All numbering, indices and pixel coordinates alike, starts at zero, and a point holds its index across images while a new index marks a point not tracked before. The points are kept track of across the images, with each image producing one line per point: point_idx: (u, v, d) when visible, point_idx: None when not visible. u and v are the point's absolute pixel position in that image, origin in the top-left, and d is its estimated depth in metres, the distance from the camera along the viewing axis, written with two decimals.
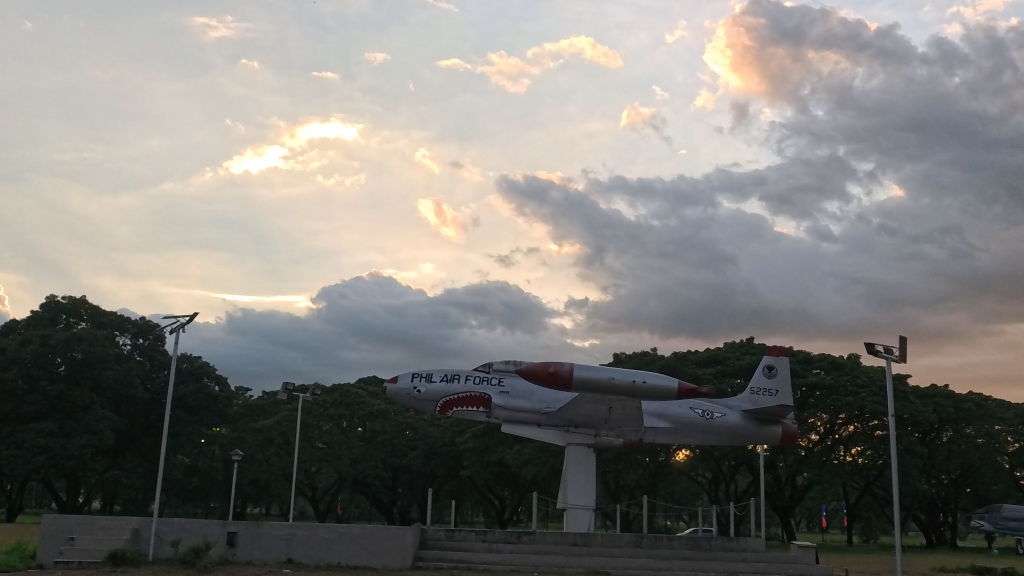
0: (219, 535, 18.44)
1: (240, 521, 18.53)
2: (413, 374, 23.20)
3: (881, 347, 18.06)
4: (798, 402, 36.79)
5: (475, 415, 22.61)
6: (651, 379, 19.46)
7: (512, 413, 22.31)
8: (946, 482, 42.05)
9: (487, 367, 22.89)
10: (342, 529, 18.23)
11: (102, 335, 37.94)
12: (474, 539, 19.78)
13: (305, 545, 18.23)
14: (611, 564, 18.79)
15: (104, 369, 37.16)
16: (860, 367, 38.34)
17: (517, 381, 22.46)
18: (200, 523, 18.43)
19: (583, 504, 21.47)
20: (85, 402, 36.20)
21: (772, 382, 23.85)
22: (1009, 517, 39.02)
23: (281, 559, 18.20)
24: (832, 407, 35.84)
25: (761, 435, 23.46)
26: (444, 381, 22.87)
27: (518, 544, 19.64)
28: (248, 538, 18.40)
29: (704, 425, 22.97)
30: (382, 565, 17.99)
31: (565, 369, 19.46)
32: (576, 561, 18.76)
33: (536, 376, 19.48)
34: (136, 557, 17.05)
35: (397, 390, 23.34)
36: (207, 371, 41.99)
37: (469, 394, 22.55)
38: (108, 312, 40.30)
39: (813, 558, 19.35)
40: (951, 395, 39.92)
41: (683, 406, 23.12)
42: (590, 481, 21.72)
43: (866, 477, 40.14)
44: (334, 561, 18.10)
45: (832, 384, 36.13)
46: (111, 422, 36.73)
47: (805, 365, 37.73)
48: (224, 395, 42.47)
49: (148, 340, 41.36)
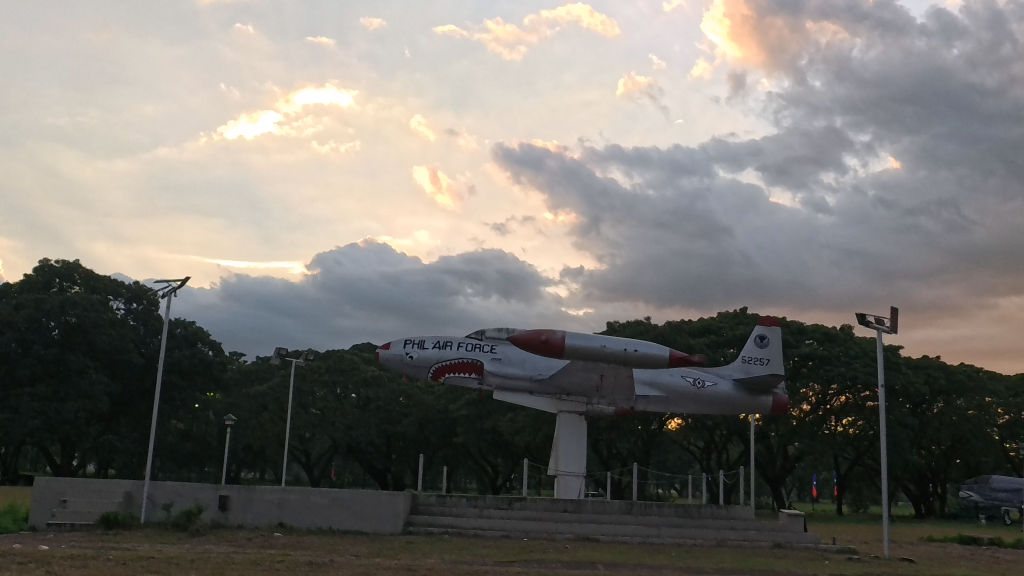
0: (211, 499, 18.54)
1: (232, 485, 18.61)
2: (406, 340, 23.29)
3: (873, 318, 18.15)
4: (790, 372, 36.58)
5: (468, 381, 22.66)
6: (643, 348, 19.51)
7: (505, 380, 22.35)
8: (936, 453, 42.39)
9: (480, 334, 22.91)
10: (334, 494, 18.33)
11: (97, 300, 37.89)
12: (465, 505, 19.90)
13: (296, 510, 18.34)
14: (601, 530, 18.91)
15: (98, 333, 37.16)
16: (853, 338, 38.45)
17: (509, 349, 22.52)
18: (192, 487, 18.51)
19: (575, 471, 21.61)
20: (79, 366, 36.23)
21: (764, 351, 24.01)
22: (998, 489, 39.33)
23: (272, 523, 18.28)
24: (825, 377, 35.95)
25: (753, 405, 23.56)
26: (437, 348, 22.93)
27: (509, 510, 19.78)
28: (240, 502, 18.48)
29: (695, 394, 23.09)
30: (373, 530, 18.11)
31: (557, 337, 19.38)
32: (566, 527, 18.86)
33: (529, 344, 19.36)
34: (128, 521, 17.16)
35: (390, 357, 23.40)
36: (201, 337, 42.05)
37: (461, 361, 22.61)
38: (102, 277, 40.25)
39: (801, 527, 19.57)
40: (943, 366, 40.14)
41: (675, 374, 23.21)
42: (581, 448, 21.85)
43: (858, 448, 40.40)
44: (325, 526, 18.20)
45: (825, 355, 36.20)
46: (105, 386, 36.79)
47: (798, 336, 37.75)
48: (218, 361, 42.50)
49: (142, 305, 41.34)
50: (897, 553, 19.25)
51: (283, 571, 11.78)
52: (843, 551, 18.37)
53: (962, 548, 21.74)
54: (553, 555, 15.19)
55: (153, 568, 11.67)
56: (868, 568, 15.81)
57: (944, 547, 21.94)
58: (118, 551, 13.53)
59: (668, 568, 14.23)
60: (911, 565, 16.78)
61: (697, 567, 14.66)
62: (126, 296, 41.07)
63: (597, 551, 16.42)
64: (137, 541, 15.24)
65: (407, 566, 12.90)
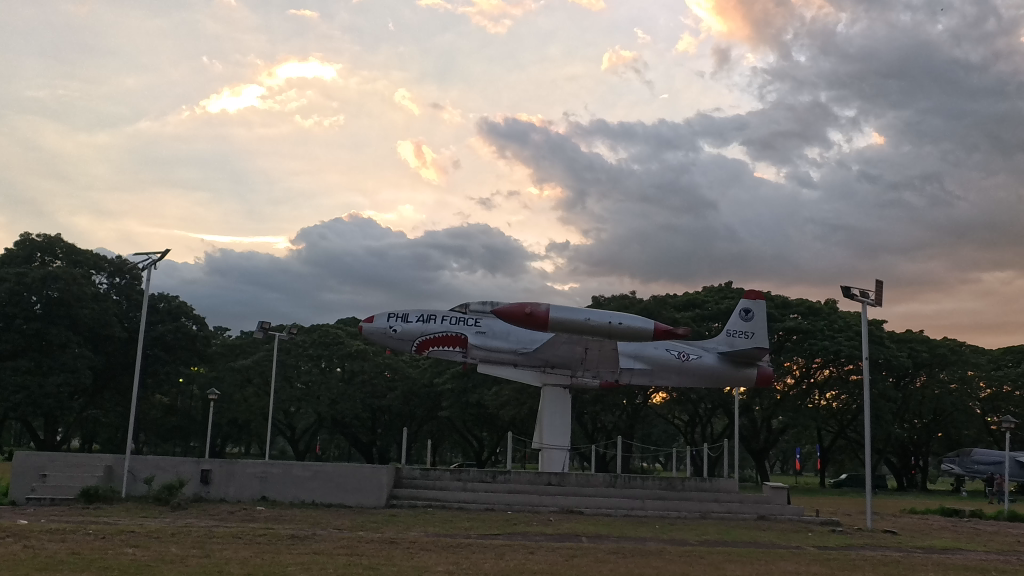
0: (193, 473, 18.39)
1: (213, 459, 18.46)
2: (389, 313, 23.10)
3: (858, 291, 18.12)
4: (774, 346, 36.81)
5: (452, 355, 22.53)
6: (627, 321, 19.39)
7: (489, 353, 22.25)
8: (918, 426, 42.20)
9: (464, 308, 22.79)
10: (317, 467, 18.24)
11: (79, 274, 37.56)
12: (448, 478, 19.86)
13: (279, 483, 18.24)
14: (585, 503, 18.87)
15: (80, 307, 36.85)
16: (837, 312, 38.50)
17: (493, 322, 22.41)
18: (174, 461, 18.38)
19: (559, 444, 21.61)
20: (62, 340, 35.98)
21: (748, 324, 23.99)
22: (978, 461, 39.55)
23: (255, 497, 18.20)
24: (809, 351, 36.04)
25: (737, 377, 23.53)
26: (421, 321, 22.81)
27: (492, 483, 19.80)
28: (222, 476, 18.33)
29: (680, 366, 23.07)
30: (357, 503, 18.04)
31: (542, 310, 19.22)
32: (550, 500, 18.84)
33: (512, 317, 19.19)
34: (109, 495, 17.02)
35: (374, 330, 23.27)
36: (185, 311, 41.63)
37: (445, 334, 22.48)
38: (84, 251, 39.88)
39: (785, 499, 19.71)
40: (926, 340, 40.37)
41: (660, 347, 23.16)
42: (566, 421, 21.81)
43: (841, 421, 40.54)
44: (308, 500, 18.13)
45: (809, 329, 36.26)
46: (89, 360, 36.57)
47: (782, 310, 37.77)
48: (202, 335, 42.19)
49: (124, 280, 41.04)
50: (881, 525, 19.28)
51: (265, 545, 11.69)
52: (827, 523, 18.39)
53: (944, 520, 21.78)
54: (536, 528, 15.13)
55: (133, 542, 11.53)
56: (851, 540, 15.79)
57: (926, 519, 22.08)
58: (98, 526, 13.36)
59: (652, 540, 14.20)
60: (894, 536, 16.78)
61: (681, 539, 14.61)
62: (108, 271, 40.78)
63: (581, 524, 16.38)
64: (118, 514, 15.11)
65: (390, 539, 12.81)
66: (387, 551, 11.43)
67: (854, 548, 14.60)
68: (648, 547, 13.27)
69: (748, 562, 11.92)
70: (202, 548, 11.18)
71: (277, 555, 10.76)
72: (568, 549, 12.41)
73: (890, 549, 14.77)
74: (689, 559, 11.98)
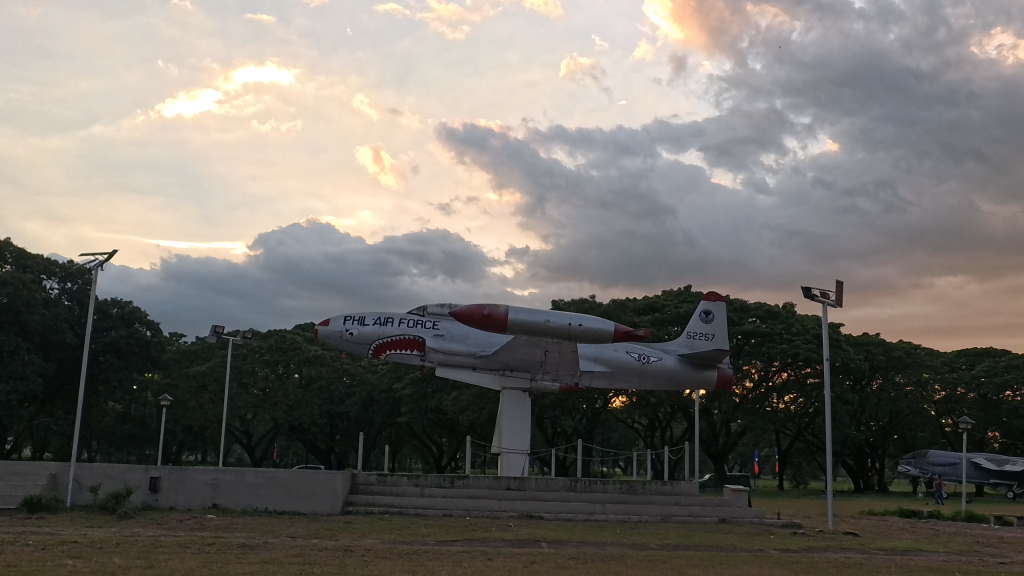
0: (141, 480, 17.84)
1: (163, 466, 17.94)
2: (345, 316, 22.66)
3: (819, 291, 18.05)
4: (733, 349, 36.85)
5: (409, 358, 22.17)
6: (588, 322, 19.11)
7: (447, 356, 21.91)
8: (874, 429, 42.24)
9: (421, 310, 22.45)
10: (270, 474, 17.76)
11: (30, 278, 36.62)
12: (405, 484, 19.47)
13: (231, 490, 17.77)
14: (544, 508, 18.58)
15: (29, 313, 35.91)
16: (795, 316, 38.59)
17: (451, 324, 22.07)
18: (120, 469, 17.82)
19: (518, 448, 21.31)
20: (11, 347, 35.06)
21: (709, 326, 23.84)
22: (934, 463, 39.75)
23: (205, 505, 17.70)
24: (767, 354, 36.10)
25: (697, 379, 23.38)
26: (377, 324, 22.42)
27: (450, 488, 19.46)
28: (171, 484, 17.81)
29: (640, 369, 22.89)
30: (312, 511, 17.63)
31: (500, 312, 18.91)
32: (509, 506, 18.52)
33: (470, 319, 18.85)
34: (53, 504, 16.43)
35: (329, 333, 22.83)
36: (139, 316, 40.73)
37: (402, 337, 22.10)
38: (34, 256, 38.93)
39: (745, 502, 19.58)
40: (882, 343, 40.58)
41: (620, 350, 22.97)
42: (525, 424, 21.53)
43: (799, 424, 40.63)
44: (261, 507, 17.67)
45: (767, 332, 36.29)
46: (39, 366, 35.70)
47: (741, 313, 37.77)
48: (156, 341, 41.27)
49: (76, 285, 40.19)
50: (840, 527, 19.18)
51: (214, 554, 11.29)
52: (788, 525, 18.28)
53: (903, 522, 21.77)
54: (495, 533, 14.83)
55: (74, 553, 11.08)
56: (813, 542, 15.67)
57: (886, 521, 21.96)
58: (39, 536, 12.83)
59: (613, 544, 13.98)
60: (855, 538, 16.67)
61: (643, 543, 14.41)
62: (59, 276, 39.90)
63: (541, 529, 16.07)
64: (61, 524, 14.57)
65: (344, 546, 12.42)
66: (341, 559, 11.10)
67: (816, 551, 14.44)
68: (607, 552, 12.98)
69: (710, 567, 11.73)
70: (147, 558, 10.75)
71: (226, 565, 10.36)
72: (528, 555, 12.13)
73: (850, 551, 14.64)
74: (649, 563, 11.76)
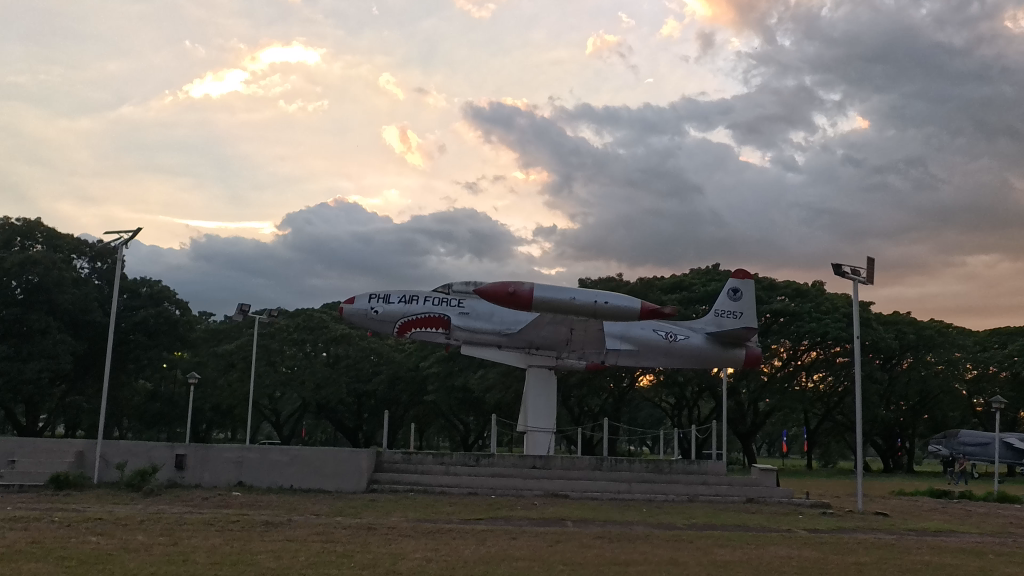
0: (167, 458, 17.90)
1: (188, 444, 17.99)
2: (370, 295, 22.54)
3: (849, 269, 17.75)
4: (761, 328, 36.50)
5: (434, 337, 22.08)
6: (613, 300, 18.87)
7: (472, 334, 21.79)
8: (904, 409, 41.78)
9: (447, 289, 22.34)
10: (294, 452, 17.74)
11: (60, 258, 36.85)
12: (431, 462, 19.43)
13: (256, 468, 17.78)
14: (570, 487, 18.46)
15: (60, 292, 36.15)
16: (824, 295, 38.17)
17: (477, 303, 21.95)
18: (146, 447, 17.87)
19: (544, 427, 21.19)
20: (42, 326, 35.35)
21: (737, 304, 23.58)
22: (965, 443, 39.32)
23: (231, 483, 17.72)
24: (795, 333, 35.75)
25: (725, 358, 23.16)
26: (402, 302, 22.30)
27: (476, 466, 19.40)
28: (196, 461, 17.86)
29: (667, 347, 22.68)
30: (336, 489, 17.60)
31: (525, 290, 18.74)
32: (535, 484, 18.42)
33: (495, 297, 18.67)
34: (80, 481, 16.51)
35: (354, 311, 22.74)
36: (167, 295, 40.89)
37: (427, 316, 21.99)
38: (64, 236, 39.14)
39: (773, 482, 19.37)
40: (913, 322, 40.17)
41: (647, 328, 22.76)
42: (550, 403, 21.40)
43: (828, 404, 40.29)
44: (286, 485, 17.67)
45: (796, 311, 35.93)
46: (69, 345, 35.94)
47: (769, 292, 37.39)
48: (185, 320, 41.45)
49: (106, 264, 40.40)
50: (870, 507, 18.95)
51: (238, 532, 11.21)
52: (817, 505, 18.06)
53: (934, 502, 21.51)
54: (520, 512, 14.70)
55: (98, 530, 11.07)
56: (843, 522, 15.42)
57: (916, 501, 21.69)
58: (64, 513, 12.84)
59: (638, 524, 13.79)
60: (885, 518, 16.44)
61: (668, 522, 14.25)
62: (89, 255, 40.12)
63: (567, 508, 15.92)
64: (87, 501, 14.63)
65: (369, 524, 12.32)
66: (364, 538, 10.98)
67: (846, 531, 14.18)
68: (633, 531, 12.81)
69: (736, 546, 11.56)
70: (170, 535, 10.72)
71: (248, 542, 10.28)
72: (552, 534, 11.99)
73: (881, 531, 14.37)
74: (675, 543, 11.58)
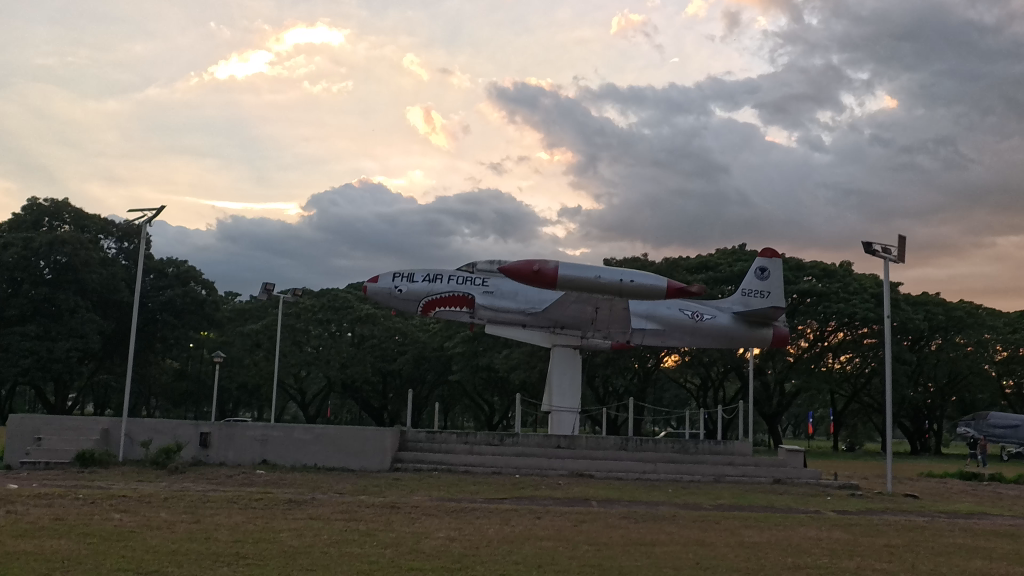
0: (191, 436, 17.94)
1: (213, 422, 18.01)
2: (394, 273, 22.51)
3: (880, 247, 17.43)
4: (788, 309, 36.13)
5: (458, 315, 21.98)
6: (639, 279, 18.65)
7: (496, 313, 21.66)
8: (933, 390, 41.32)
9: (471, 268, 22.23)
10: (318, 431, 17.72)
11: (88, 239, 37.03)
12: (455, 441, 19.33)
13: (280, 446, 17.77)
14: (595, 467, 18.32)
15: (88, 272, 36.33)
16: (852, 275, 37.70)
17: (501, 281, 21.81)
18: (171, 425, 17.91)
19: (569, 407, 21.00)
20: (70, 305, 35.57)
21: (765, 283, 23.28)
22: (995, 425, 38.82)
23: (255, 461, 17.72)
24: (823, 313, 35.38)
25: (752, 338, 22.91)
26: (426, 281, 22.22)
27: (501, 446, 19.25)
28: (221, 439, 17.87)
29: (693, 327, 22.44)
30: (360, 468, 17.54)
31: (549, 269, 18.56)
32: (559, 464, 18.31)
33: (520, 276, 18.50)
34: (105, 459, 16.56)
35: (378, 291, 22.72)
36: (194, 275, 41.01)
37: (451, 295, 21.89)
38: (91, 215, 39.31)
39: (801, 462, 19.18)
40: (942, 302, 39.61)
41: (673, 307, 22.53)
42: (575, 383, 21.26)
43: (855, 384, 39.90)
44: (310, 463, 17.66)
45: (823, 291, 35.52)
46: (98, 325, 36.18)
47: (796, 272, 36.95)
48: (211, 299, 41.56)
49: (133, 245, 40.57)
50: (899, 489, 18.73)
51: (261, 510, 11.14)
52: (845, 487, 17.85)
53: (963, 484, 21.21)
54: (545, 492, 14.59)
55: (123, 507, 11.05)
56: (871, 504, 15.22)
57: (945, 482, 21.41)
58: (89, 490, 12.82)
59: (664, 504, 13.64)
60: (914, 500, 16.20)
61: (695, 502, 14.10)
62: (116, 235, 40.29)
63: (592, 488, 15.79)
64: (113, 478, 14.63)
65: (392, 503, 12.22)
66: (387, 517, 10.90)
67: (876, 513, 13.97)
68: (660, 511, 12.69)
69: (763, 527, 11.39)
70: (193, 513, 10.66)
71: (271, 521, 10.21)
72: (577, 515, 11.82)
73: (911, 513, 14.15)
74: (702, 524, 11.39)
